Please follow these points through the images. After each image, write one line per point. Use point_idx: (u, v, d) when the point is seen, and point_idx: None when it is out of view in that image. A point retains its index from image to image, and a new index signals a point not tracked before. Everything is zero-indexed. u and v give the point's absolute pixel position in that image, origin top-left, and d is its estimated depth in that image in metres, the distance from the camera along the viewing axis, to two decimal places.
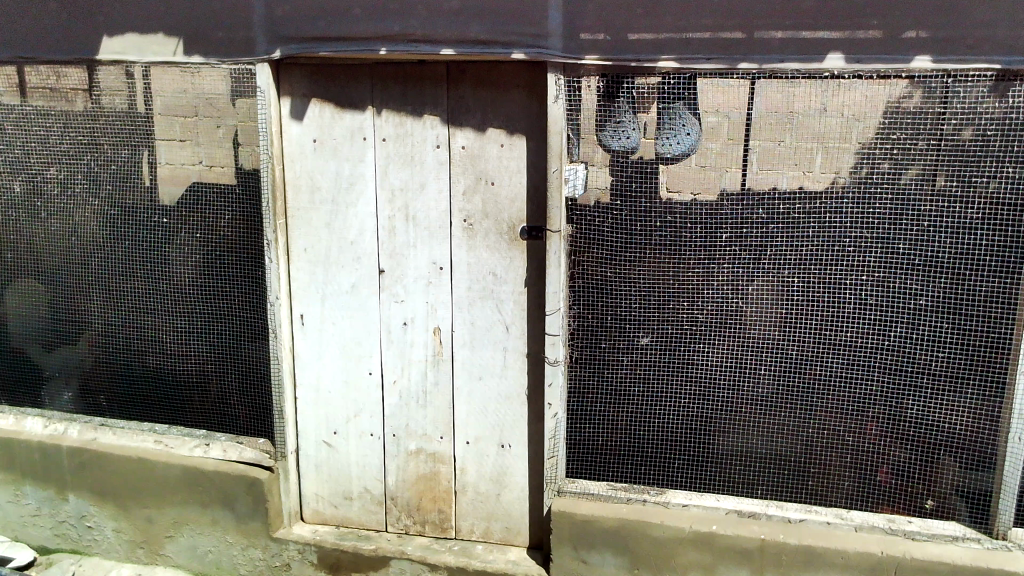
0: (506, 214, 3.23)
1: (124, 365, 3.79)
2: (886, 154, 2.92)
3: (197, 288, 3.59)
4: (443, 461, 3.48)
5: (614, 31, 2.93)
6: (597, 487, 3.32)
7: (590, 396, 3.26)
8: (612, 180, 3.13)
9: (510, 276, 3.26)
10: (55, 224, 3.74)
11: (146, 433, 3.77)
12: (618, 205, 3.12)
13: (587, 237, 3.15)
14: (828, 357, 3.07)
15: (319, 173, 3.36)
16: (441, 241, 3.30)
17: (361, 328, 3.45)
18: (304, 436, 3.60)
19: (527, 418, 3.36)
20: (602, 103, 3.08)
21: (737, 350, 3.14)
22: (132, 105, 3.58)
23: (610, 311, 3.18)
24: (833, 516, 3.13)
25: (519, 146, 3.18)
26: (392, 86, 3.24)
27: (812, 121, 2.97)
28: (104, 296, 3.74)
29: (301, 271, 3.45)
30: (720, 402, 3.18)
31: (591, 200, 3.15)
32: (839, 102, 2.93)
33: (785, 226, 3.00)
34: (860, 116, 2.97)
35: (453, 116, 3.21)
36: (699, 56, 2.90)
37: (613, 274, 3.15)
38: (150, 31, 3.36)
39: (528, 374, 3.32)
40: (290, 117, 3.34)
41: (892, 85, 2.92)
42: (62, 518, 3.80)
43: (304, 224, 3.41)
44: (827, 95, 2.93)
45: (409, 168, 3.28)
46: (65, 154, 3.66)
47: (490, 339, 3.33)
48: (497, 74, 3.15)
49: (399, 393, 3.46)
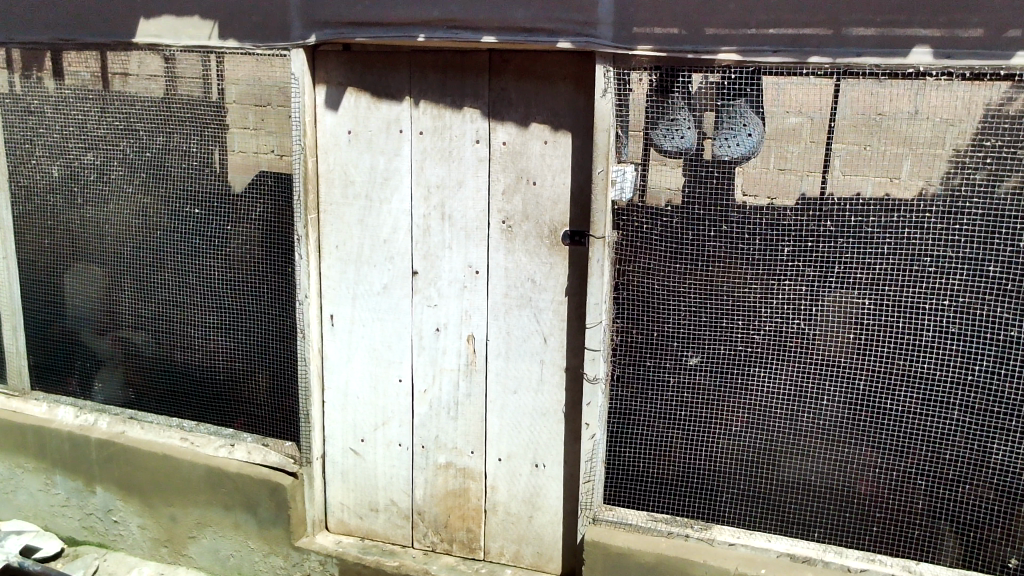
0: (547, 217, 2.98)
1: (154, 359, 3.67)
2: (981, 164, 2.54)
3: (227, 283, 3.44)
4: (473, 478, 3.26)
5: (668, 21, 2.65)
6: (636, 517, 3.04)
7: (630, 418, 2.98)
8: (684, 181, 2.80)
9: (550, 284, 3.02)
10: (91, 211, 3.63)
11: (174, 429, 3.66)
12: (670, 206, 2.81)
13: (636, 244, 2.86)
14: (900, 389, 2.72)
15: (353, 166, 3.17)
16: (477, 243, 3.08)
17: (391, 332, 3.25)
18: (331, 442, 3.44)
19: (564, 438, 3.11)
20: (654, 99, 2.77)
21: (795, 376, 2.81)
22: (207, 94, 3.38)
23: (656, 326, 2.89)
24: (898, 568, 2.82)
25: (563, 143, 2.92)
26: (430, 76, 3.03)
27: (900, 125, 2.62)
28: (138, 287, 3.63)
29: (331, 269, 3.28)
30: (774, 432, 2.86)
31: (661, 202, 2.83)
32: (931, 105, 2.55)
33: (857, 240, 2.66)
34: (954, 120, 2.54)
35: (494, 109, 2.98)
36: (765, 49, 2.60)
37: (660, 286, 2.86)
38: (186, 13, 3.23)
39: (565, 390, 3.07)
40: (325, 106, 3.17)
41: (994, 86, 2.50)
42: (90, 510, 3.74)
43: (336, 220, 3.24)
44: (919, 98, 2.55)
45: (445, 163, 3.07)
46: (101, 140, 3.53)
47: (527, 350, 3.09)
48: (541, 65, 2.91)
49: (429, 403, 3.26)
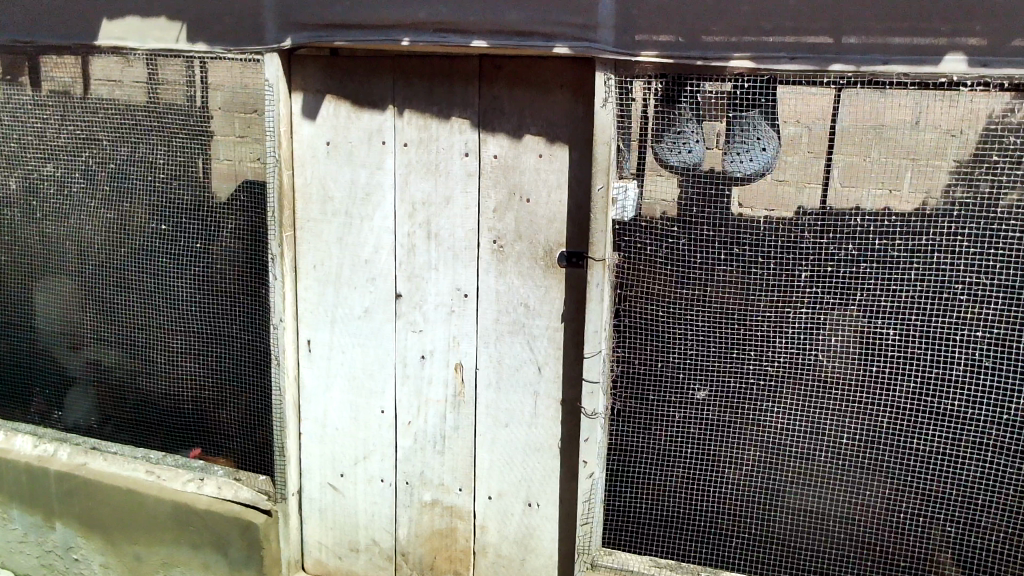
0: (542, 236, 2.75)
1: (118, 386, 3.41)
2: (1001, 175, 2.30)
3: (196, 305, 3.20)
4: (462, 518, 3.02)
5: (675, 24, 2.43)
6: (638, 564, 2.82)
7: (633, 455, 2.76)
8: (680, 191, 2.56)
9: (544, 309, 2.78)
10: (51, 227, 3.38)
11: (139, 461, 3.39)
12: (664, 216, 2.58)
13: (640, 268, 2.63)
14: (926, 428, 2.50)
15: (332, 180, 2.94)
16: (466, 265, 2.84)
17: (373, 360, 3.01)
18: (308, 477, 3.19)
19: (559, 476, 2.87)
20: (660, 110, 2.54)
21: (810, 412, 2.59)
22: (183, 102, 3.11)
23: (661, 358, 2.66)
24: None
25: (560, 157, 2.69)
26: (416, 83, 2.80)
27: (903, 137, 2.34)
28: (100, 308, 3.37)
29: (308, 291, 3.04)
30: (786, 471, 2.66)
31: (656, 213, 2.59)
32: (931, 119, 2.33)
33: (881, 266, 2.43)
34: (957, 130, 2.31)
35: (484, 119, 2.75)
36: (781, 55, 2.37)
37: (666, 314, 2.63)
38: (152, 14, 2.99)
39: (561, 424, 2.84)
40: (302, 116, 2.93)
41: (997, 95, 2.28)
42: (49, 548, 3.48)
43: (313, 237, 2.99)
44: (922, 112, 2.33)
45: (432, 178, 2.83)
46: (62, 150, 3.28)
47: (519, 380, 2.85)
48: (537, 71, 2.68)
49: (413, 436, 3.02)
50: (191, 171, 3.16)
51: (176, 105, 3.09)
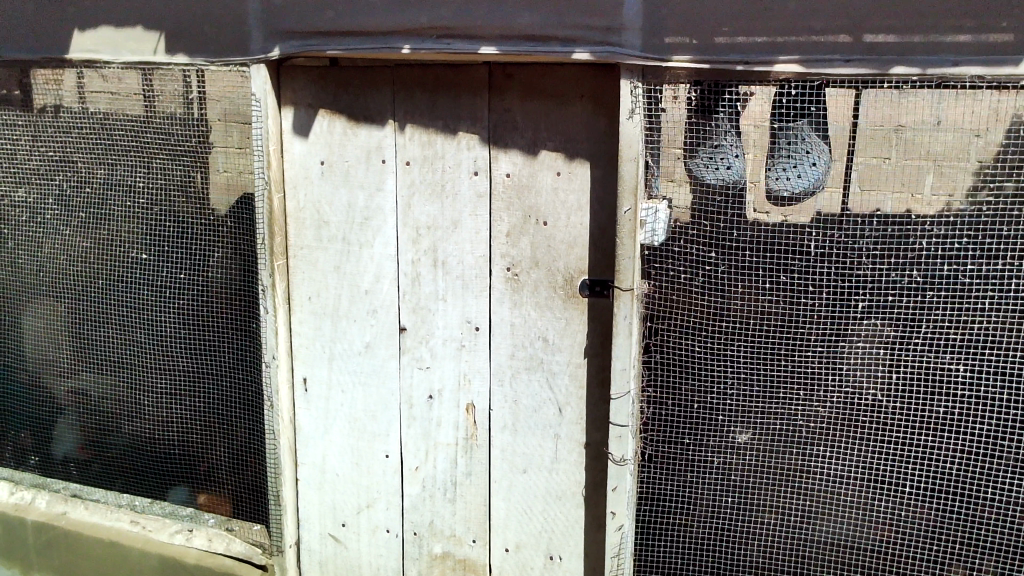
0: (561, 263, 2.47)
1: (97, 429, 3.12)
2: None
3: (183, 341, 2.93)
4: (475, 571, 2.75)
5: (711, 25, 2.14)
6: None
7: (668, 507, 2.48)
8: (699, 202, 2.32)
9: (565, 344, 2.51)
10: (23, 256, 3.10)
11: (123, 509, 3.15)
12: (695, 226, 2.32)
13: (672, 297, 2.35)
14: (1003, 475, 2.24)
15: (327, 204, 2.66)
16: (478, 294, 2.57)
17: (375, 400, 2.74)
18: (307, 526, 2.90)
19: (584, 526, 2.60)
20: (694, 120, 2.29)
21: (871, 459, 2.32)
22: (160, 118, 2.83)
23: (699, 398, 2.39)
24: None
25: (580, 175, 2.41)
26: (417, 95, 2.52)
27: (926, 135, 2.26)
28: (75, 345, 3.08)
29: (304, 324, 2.76)
30: (839, 524, 2.38)
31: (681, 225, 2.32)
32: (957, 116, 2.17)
33: (948, 295, 2.18)
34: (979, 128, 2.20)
35: (494, 133, 2.48)
36: (836, 57, 2.09)
37: (704, 350, 2.35)
38: (126, 23, 2.70)
39: (585, 470, 2.56)
40: (293, 132, 2.65)
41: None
42: None
43: (308, 265, 2.72)
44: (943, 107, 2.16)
45: (437, 200, 2.56)
46: (34, 173, 3.01)
47: (538, 422, 2.58)
48: (552, 80, 2.41)
49: (421, 482, 2.74)
50: (171, 195, 2.87)
51: (156, 123, 2.82)
